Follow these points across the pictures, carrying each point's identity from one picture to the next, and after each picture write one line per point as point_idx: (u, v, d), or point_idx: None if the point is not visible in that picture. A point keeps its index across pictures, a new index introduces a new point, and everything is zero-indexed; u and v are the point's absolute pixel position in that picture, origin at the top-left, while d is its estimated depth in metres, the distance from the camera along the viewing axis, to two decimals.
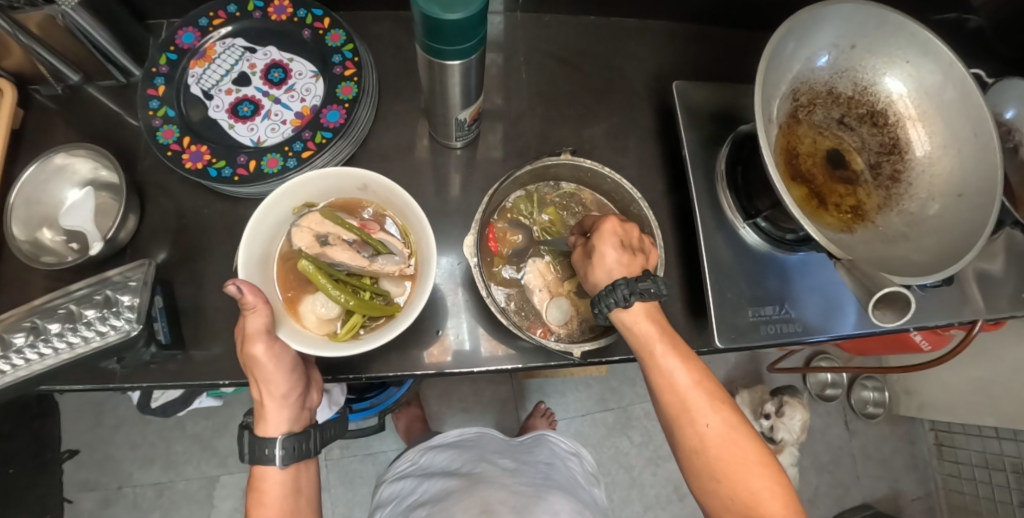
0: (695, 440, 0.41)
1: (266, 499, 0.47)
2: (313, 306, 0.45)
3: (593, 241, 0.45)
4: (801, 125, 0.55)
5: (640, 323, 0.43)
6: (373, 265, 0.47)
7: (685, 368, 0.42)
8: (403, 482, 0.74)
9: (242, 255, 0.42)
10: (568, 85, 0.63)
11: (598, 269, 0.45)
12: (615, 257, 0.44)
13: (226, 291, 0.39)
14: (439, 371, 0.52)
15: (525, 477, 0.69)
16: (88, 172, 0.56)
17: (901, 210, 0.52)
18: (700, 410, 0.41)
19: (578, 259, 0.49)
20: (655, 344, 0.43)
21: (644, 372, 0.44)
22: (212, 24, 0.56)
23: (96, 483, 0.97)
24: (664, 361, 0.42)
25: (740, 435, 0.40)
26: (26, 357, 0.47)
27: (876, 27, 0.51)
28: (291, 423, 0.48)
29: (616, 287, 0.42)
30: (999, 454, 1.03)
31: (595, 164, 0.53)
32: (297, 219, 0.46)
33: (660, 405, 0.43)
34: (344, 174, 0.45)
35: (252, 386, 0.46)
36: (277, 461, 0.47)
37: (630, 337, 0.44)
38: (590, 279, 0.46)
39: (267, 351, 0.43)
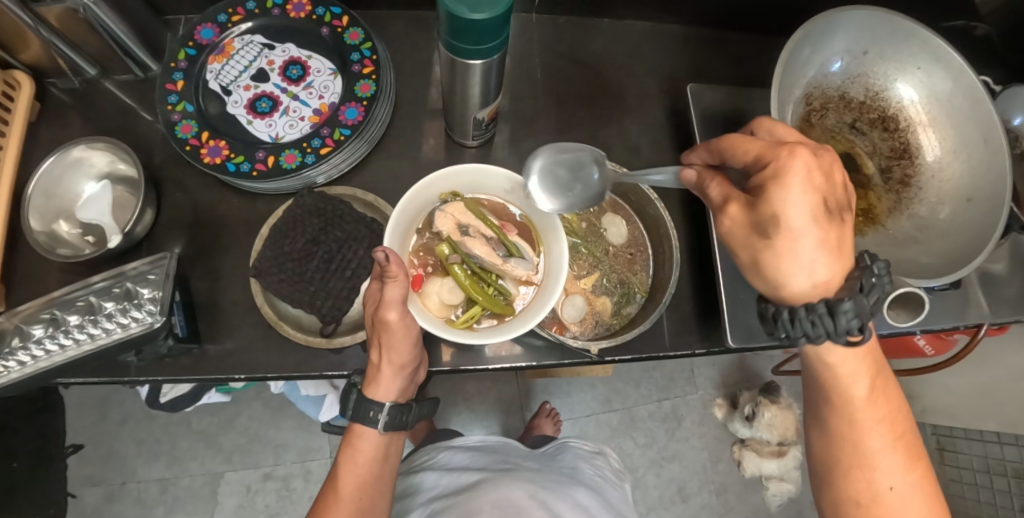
0: (868, 496, 0.39)
1: (359, 457, 0.47)
2: (440, 290, 0.48)
3: (758, 204, 0.33)
4: (814, 128, 0.56)
5: (840, 374, 0.38)
6: (504, 265, 0.48)
7: (885, 427, 0.39)
8: (424, 476, 0.72)
9: (391, 224, 0.43)
10: (582, 87, 0.64)
11: (791, 267, 0.33)
12: (812, 241, 0.32)
13: (374, 256, 0.39)
14: (452, 367, 0.53)
15: (552, 474, 0.71)
16: (106, 165, 0.56)
17: (911, 214, 0.53)
18: (888, 471, 0.38)
19: (731, 221, 0.36)
20: (855, 392, 0.38)
21: (821, 413, 0.41)
22: (231, 20, 0.56)
23: (101, 478, 0.97)
24: (861, 412, 0.38)
25: (924, 502, 0.38)
26: (45, 348, 0.48)
27: (889, 34, 0.51)
28: (399, 394, 0.47)
29: (841, 313, 0.33)
30: (1002, 460, 1.01)
31: (612, 165, 0.54)
32: (443, 204, 0.48)
33: (833, 453, 0.40)
34: (501, 175, 0.47)
35: (374, 347, 0.44)
36: (379, 425, 0.47)
37: (823, 376, 0.39)
38: (774, 269, 0.34)
39: (399, 321, 0.41)
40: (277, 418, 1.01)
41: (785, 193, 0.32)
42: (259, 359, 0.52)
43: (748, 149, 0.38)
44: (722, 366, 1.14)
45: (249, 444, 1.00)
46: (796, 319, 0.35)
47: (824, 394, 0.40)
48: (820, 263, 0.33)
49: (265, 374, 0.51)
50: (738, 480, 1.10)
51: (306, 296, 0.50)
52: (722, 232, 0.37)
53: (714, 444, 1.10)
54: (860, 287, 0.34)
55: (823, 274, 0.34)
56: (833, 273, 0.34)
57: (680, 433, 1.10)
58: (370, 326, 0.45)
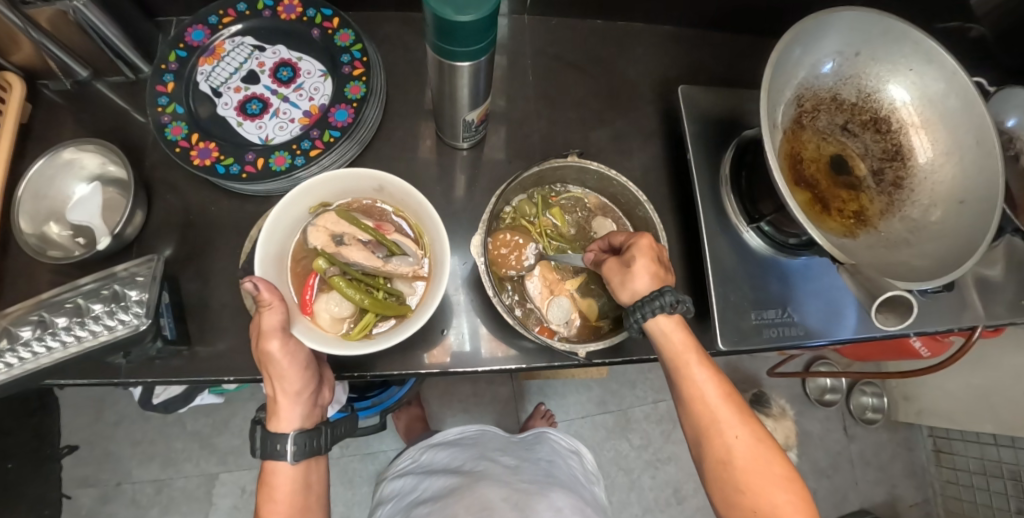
0: (723, 452, 0.43)
1: (275, 494, 0.48)
2: (327, 306, 0.46)
3: (634, 250, 0.46)
4: (805, 130, 0.56)
5: (673, 343, 0.46)
6: (387, 266, 0.47)
7: (713, 383, 0.45)
8: (405, 479, 0.73)
9: (259, 253, 0.42)
10: (574, 89, 0.64)
11: (638, 279, 0.45)
12: (654, 267, 0.46)
13: (243, 288, 0.39)
14: (440, 371, 0.53)
15: (528, 474, 0.70)
16: (96, 167, 0.56)
17: (903, 216, 0.53)
18: (728, 422, 0.44)
19: (609, 269, 0.48)
20: (688, 356, 0.45)
21: (672, 383, 0.47)
22: (222, 22, 0.56)
23: (96, 479, 0.97)
24: (697, 373, 0.45)
25: (765, 448, 0.43)
26: (33, 350, 0.48)
27: (880, 35, 0.51)
28: (304, 420, 0.48)
29: (665, 293, 0.44)
30: (997, 461, 1.04)
31: (602, 167, 0.54)
32: (313, 219, 0.46)
33: (690, 418, 0.45)
34: (362, 177, 0.45)
35: (266, 380, 0.46)
36: (289, 457, 0.47)
37: (661, 346, 0.46)
38: (627, 287, 0.46)
39: (281, 349, 0.43)
40: None
41: (637, 248, 0.46)
42: (248, 361, 0.52)
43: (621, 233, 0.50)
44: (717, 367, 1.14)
45: (244, 445, 1.00)
46: (643, 304, 0.44)
47: (667, 364, 0.47)
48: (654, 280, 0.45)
49: (255, 377, 0.51)
50: None
51: None
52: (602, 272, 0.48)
53: None
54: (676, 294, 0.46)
55: (649, 285, 0.45)
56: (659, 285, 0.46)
57: (676, 435, 1.10)
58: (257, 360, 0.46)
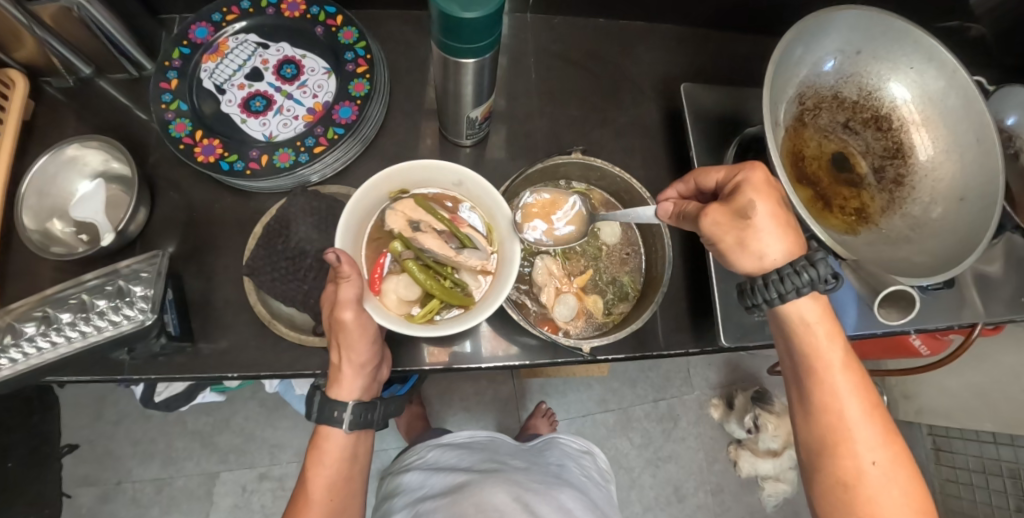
0: (852, 472, 0.38)
1: (325, 458, 0.48)
2: (396, 287, 0.46)
3: (750, 194, 0.38)
4: (807, 128, 0.56)
5: (816, 339, 0.40)
6: (458, 256, 0.47)
7: (857, 395, 0.39)
8: (412, 475, 0.73)
9: (340, 227, 0.42)
10: (576, 87, 0.64)
11: (763, 240, 0.38)
12: (783, 218, 0.38)
13: (325, 258, 0.39)
14: (443, 368, 0.53)
15: (538, 474, 0.70)
16: (99, 163, 0.56)
17: (904, 213, 0.53)
18: (866, 444, 0.39)
19: (713, 225, 0.39)
20: (832, 360, 0.40)
21: (801, 387, 0.42)
22: (225, 19, 0.56)
23: (96, 478, 0.96)
24: (838, 381, 0.39)
25: (904, 477, 0.38)
26: (36, 346, 0.48)
27: (880, 33, 0.52)
28: (362, 393, 0.47)
29: (818, 261, 0.37)
30: (997, 460, 1.03)
31: (605, 163, 0.54)
32: (392, 203, 0.46)
33: (815, 429, 0.40)
34: (447, 168, 0.45)
35: (333, 348, 0.45)
36: (344, 425, 0.47)
37: (799, 342, 0.41)
38: (747, 250, 0.39)
39: (355, 320, 0.42)
40: (273, 418, 1.01)
41: (754, 190, 0.38)
42: (252, 357, 0.52)
43: (715, 171, 0.44)
44: (717, 366, 1.14)
45: (245, 444, 1.00)
46: (781, 277, 0.38)
47: (799, 362, 0.41)
48: (782, 238, 0.38)
49: (258, 373, 0.51)
50: (734, 481, 1.09)
51: (298, 294, 0.50)
52: (705, 229, 0.40)
53: (711, 444, 1.10)
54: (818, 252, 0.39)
55: (786, 248, 0.38)
56: (790, 243, 0.38)
57: (676, 433, 1.10)
58: (326, 328, 0.46)
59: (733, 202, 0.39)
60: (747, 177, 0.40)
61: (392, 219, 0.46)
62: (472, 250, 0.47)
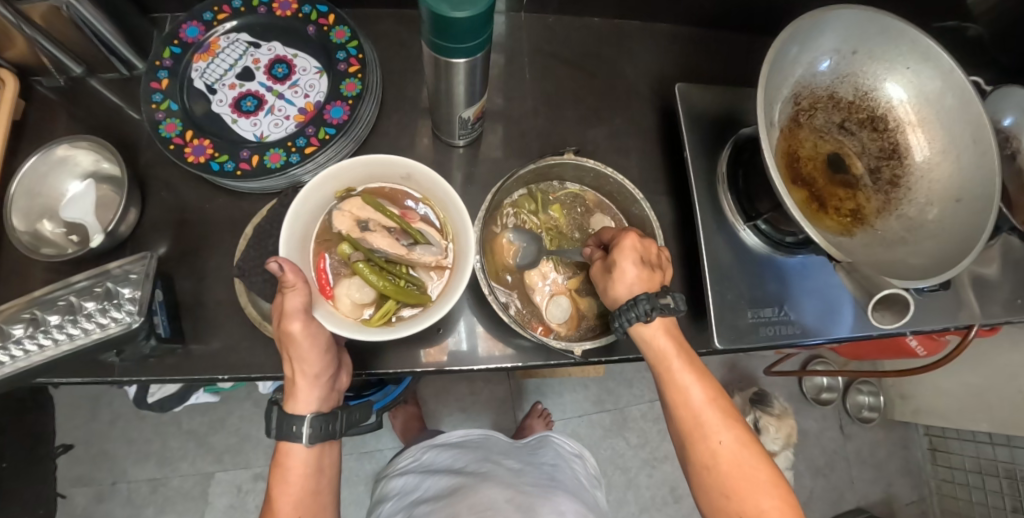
0: (707, 456, 0.42)
1: (289, 476, 0.47)
2: (349, 291, 0.46)
3: (614, 256, 0.46)
4: (802, 129, 0.56)
5: (657, 344, 0.45)
6: (410, 254, 0.47)
7: (699, 386, 0.43)
8: (407, 478, 0.73)
9: (284, 235, 0.41)
10: (570, 87, 0.64)
11: (618, 285, 0.46)
12: (635, 272, 0.45)
13: (268, 268, 0.38)
14: (438, 369, 0.52)
15: (531, 477, 0.70)
16: (89, 164, 0.56)
17: (900, 214, 0.53)
18: (712, 426, 0.42)
19: (596, 273, 0.49)
20: (671, 358, 0.44)
21: (658, 386, 0.46)
22: (217, 18, 0.55)
23: (91, 478, 0.96)
24: (679, 376, 0.44)
25: (752, 453, 0.41)
26: (25, 349, 0.47)
27: (876, 33, 0.51)
28: (320, 403, 0.47)
29: (639, 301, 0.44)
30: (993, 460, 1.03)
31: (598, 164, 0.53)
32: (338, 203, 0.46)
33: (675, 421, 0.44)
34: (393, 162, 0.45)
35: (286, 362, 0.45)
36: (305, 439, 0.46)
37: (646, 349, 0.46)
38: (609, 294, 0.47)
39: (303, 331, 0.41)
40: None
41: (618, 247, 0.46)
42: (242, 359, 0.52)
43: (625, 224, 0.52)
44: (715, 366, 1.14)
45: (241, 444, 1.00)
46: (621, 312, 0.45)
47: (652, 363, 0.46)
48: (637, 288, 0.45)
49: (250, 375, 0.51)
50: None
51: None
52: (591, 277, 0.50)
53: None
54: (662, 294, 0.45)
55: (634, 290, 0.45)
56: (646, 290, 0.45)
57: None
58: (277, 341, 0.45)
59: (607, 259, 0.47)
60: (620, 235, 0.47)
61: (337, 221, 0.45)
62: (425, 246, 0.47)
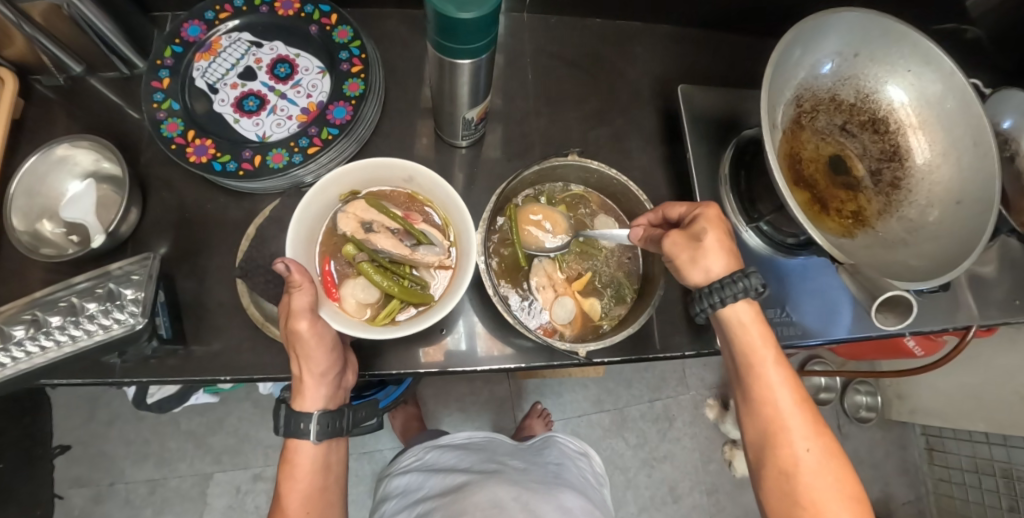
0: (790, 460, 0.41)
1: (297, 472, 0.47)
2: (353, 291, 0.46)
3: (706, 222, 0.44)
4: (804, 130, 0.56)
5: (751, 335, 0.44)
6: (413, 254, 0.47)
7: (789, 388, 0.43)
8: (410, 477, 0.73)
9: (290, 237, 0.42)
10: (572, 88, 0.64)
11: (713, 255, 0.43)
12: (726, 243, 0.44)
13: (275, 268, 0.39)
14: (438, 370, 0.52)
15: (537, 475, 0.70)
16: (90, 164, 0.55)
17: (901, 217, 0.53)
18: (799, 431, 0.42)
19: (672, 243, 0.45)
20: (763, 355, 0.44)
21: (741, 382, 0.45)
22: (219, 17, 0.55)
23: (88, 479, 0.95)
24: (769, 374, 0.43)
25: (836, 465, 0.41)
26: (26, 350, 0.47)
27: (877, 36, 0.51)
28: (327, 401, 0.47)
29: (749, 273, 0.42)
30: (989, 459, 1.04)
31: (603, 165, 0.54)
32: (343, 206, 0.46)
33: (757, 420, 0.44)
34: (395, 166, 0.45)
35: (293, 360, 0.45)
36: (312, 436, 0.46)
37: (735, 341, 0.45)
38: (698, 265, 0.44)
39: (310, 329, 0.41)
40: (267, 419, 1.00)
41: (709, 217, 0.44)
42: (245, 360, 0.52)
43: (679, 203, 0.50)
44: (714, 366, 1.14)
45: (240, 444, 0.99)
46: (721, 285, 0.42)
47: (739, 361, 0.45)
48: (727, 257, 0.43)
49: (252, 376, 0.51)
50: (729, 481, 1.10)
51: None
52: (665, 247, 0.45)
53: (706, 444, 1.11)
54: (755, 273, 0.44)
55: (728, 265, 0.43)
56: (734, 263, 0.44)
57: (671, 433, 1.10)
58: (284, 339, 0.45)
59: (690, 228, 0.44)
60: (702, 211, 0.45)
61: (342, 222, 0.46)
62: (428, 247, 0.47)
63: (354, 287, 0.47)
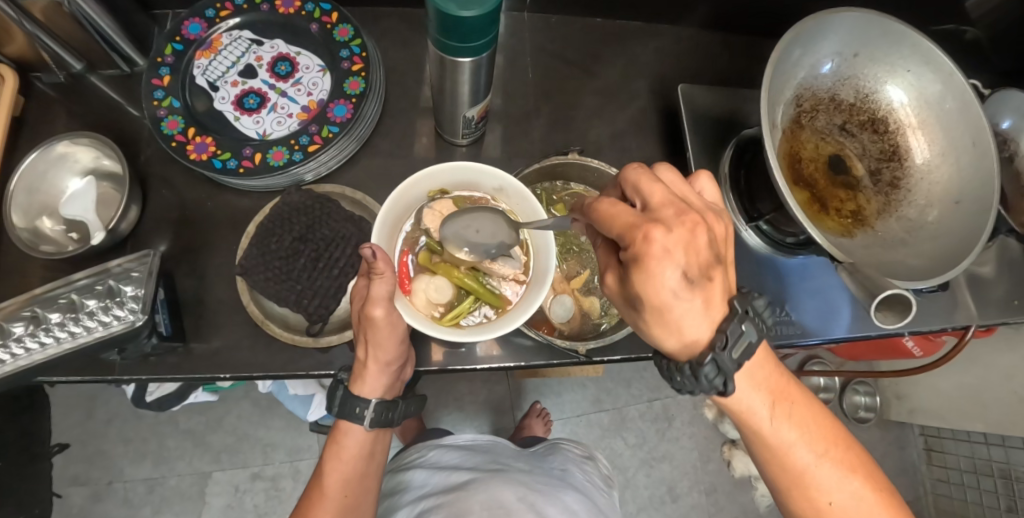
0: (814, 514, 0.36)
1: (344, 454, 0.47)
2: (427, 288, 0.47)
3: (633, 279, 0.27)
4: (804, 130, 0.56)
5: (745, 408, 0.34)
6: (492, 263, 0.47)
7: (806, 443, 0.35)
8: (412, 474, 0.72)
9: (378, 223, 0.42)
10: (572, 87, 0.64)
11: (664, 333, 0.29)
12: (683, 307, 0.27)
13: (360, 252, 0.39)
14: (441, 368, 0.53)
15: (541, 476, 0.70)
16: (90, 161, 0.55)
17: (900, 216, 0.53)
18: (824, 483, 0.36)
19: (614, 292, 0.31)
20: (767, 424, 0.35)
21: (747, 443, 0.37)
22: (219, 15, 0.55)
23: (87, 478, 0.95)
24: (781, 442, 0.35)
25: (872, 507, 0.36)
26: (26, 346, 0.47)
27: (877, 36, 0.52)
28: (384, 390, 0.47)
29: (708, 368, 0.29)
30: (988, 459, 1.04)
31: (603, 164, 0.54)
32: (430, 202, 0.46)
33: (772, 476, 0.37)
34: (488, 173, 0.45)
35: (361, 344, 0.45)
36: (365, 422, 0.47)
37: (729, 412, 0.35)
38: (649, 334, 0.30)
39: (384, 318, 0.41)
40: (266, 417, 1.00)
41: (640, 277, 0.26)
42: (244, 358, 0.52)
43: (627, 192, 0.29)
44: None
45: (238, 443, 0.99)
46: (681, 372, 0.30)
47: (739, 426, 0.37)
48: (688, 327, 0.28)
49: (251, 374, 0.51)
50: (727, 481, 1.10)
51: (292, 295, 0.49)
52: (608, 293, 0.32)
53: (705, 444, 1.11)
54: (729, 342, 0.28)
55: (697, 336, 0.28)
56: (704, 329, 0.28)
57: (670, 433, 1.10)
58: (357, 322, 0.46)
59: (624, 278, 0.29)
60: (631, 247, 0.26)
61: (427, 216, 0.45)
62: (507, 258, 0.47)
63: (425, 284, 0.47)
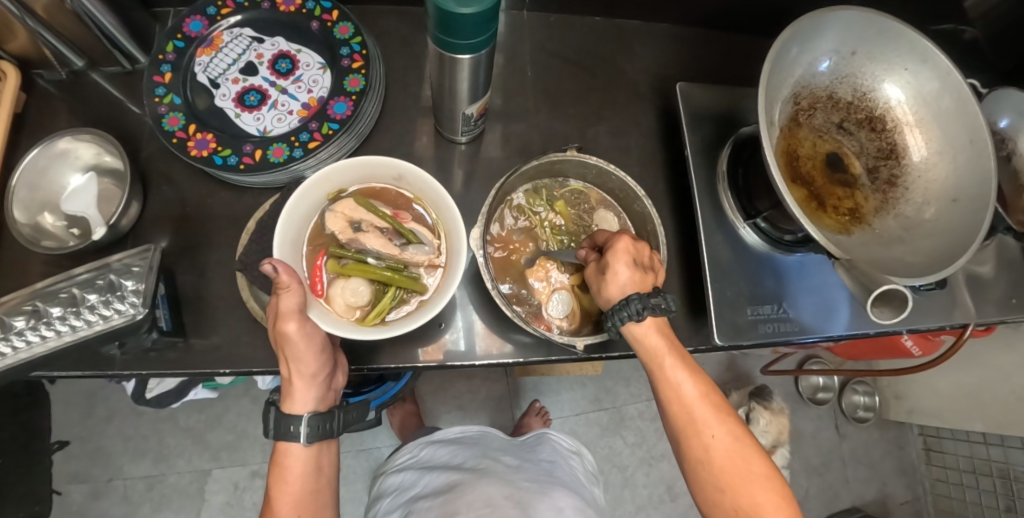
0: (701, 450, 0.43)
1: (287, 475, 0.48)
2: (342, 293, 0.46)
3: (607, 258, 0.46)
4: (801, 128, 0.57)
5: (650, 342, 0.44)
6: (403, 254, 0.47)
7: (692, 381, 0.44)
8: (404, 474, 0.74)
9: (276, 236, 0.42)
10: (572, 85, 0.64)
11: (614, 291, 0.45)
12: (627, 274, 0.44)
13: (263, 270, 0.38)
14: (438, 365, 0.53)
15: (530, 473, 0.70)
16: (91, 157, 0.56)
17: (898, 214, 0.53)
18: (706, 422, 0.43)
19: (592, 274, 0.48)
20: (665, 358, 0.44)
21: (651, 383, 0.46)
22: (220, 13, 0.56)
23: (87, 475, 0.96)
24: (672, 374, 0.44)
25: (745, 446, 0.43)
26: (26, 340, 0.47)
27: (874, 34, 0.52)
28: (317, 403, 0.47)
29: (630, 302, 0.43)
30: (987, 459, 1.05)
31: (601, 162, 0.54)
32: (330, 204, 0.46)
33: (669, 417, 0.45)
34: (385, 163, 0.45)
35: (282, 362, 0.45)
36: (301, 438, 0.47)
37: (639, 348, 0.45)
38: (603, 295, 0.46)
39: (298, 330, 0.41)
40: None
41: (614, 251, 0.45)
42: (244, 353, 0.52)
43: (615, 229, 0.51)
44: (712, 365, 1.14)
45: (238, 441, 0.99)
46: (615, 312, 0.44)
47: (645, 364, 0.46)
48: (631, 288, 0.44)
49: (251, 369, 0.51)
50: None
51: None
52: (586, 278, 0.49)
53: None
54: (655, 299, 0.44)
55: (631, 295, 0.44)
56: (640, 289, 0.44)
57: None
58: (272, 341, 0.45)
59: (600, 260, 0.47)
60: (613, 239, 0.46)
61: (329, 220, 0.45)
62: (417, 246, 0.47)
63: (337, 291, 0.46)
